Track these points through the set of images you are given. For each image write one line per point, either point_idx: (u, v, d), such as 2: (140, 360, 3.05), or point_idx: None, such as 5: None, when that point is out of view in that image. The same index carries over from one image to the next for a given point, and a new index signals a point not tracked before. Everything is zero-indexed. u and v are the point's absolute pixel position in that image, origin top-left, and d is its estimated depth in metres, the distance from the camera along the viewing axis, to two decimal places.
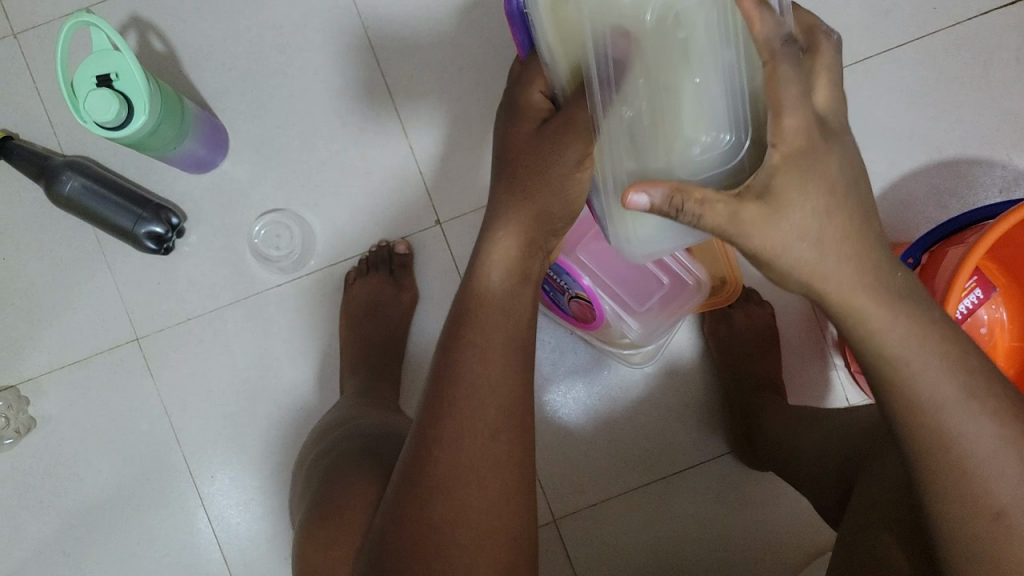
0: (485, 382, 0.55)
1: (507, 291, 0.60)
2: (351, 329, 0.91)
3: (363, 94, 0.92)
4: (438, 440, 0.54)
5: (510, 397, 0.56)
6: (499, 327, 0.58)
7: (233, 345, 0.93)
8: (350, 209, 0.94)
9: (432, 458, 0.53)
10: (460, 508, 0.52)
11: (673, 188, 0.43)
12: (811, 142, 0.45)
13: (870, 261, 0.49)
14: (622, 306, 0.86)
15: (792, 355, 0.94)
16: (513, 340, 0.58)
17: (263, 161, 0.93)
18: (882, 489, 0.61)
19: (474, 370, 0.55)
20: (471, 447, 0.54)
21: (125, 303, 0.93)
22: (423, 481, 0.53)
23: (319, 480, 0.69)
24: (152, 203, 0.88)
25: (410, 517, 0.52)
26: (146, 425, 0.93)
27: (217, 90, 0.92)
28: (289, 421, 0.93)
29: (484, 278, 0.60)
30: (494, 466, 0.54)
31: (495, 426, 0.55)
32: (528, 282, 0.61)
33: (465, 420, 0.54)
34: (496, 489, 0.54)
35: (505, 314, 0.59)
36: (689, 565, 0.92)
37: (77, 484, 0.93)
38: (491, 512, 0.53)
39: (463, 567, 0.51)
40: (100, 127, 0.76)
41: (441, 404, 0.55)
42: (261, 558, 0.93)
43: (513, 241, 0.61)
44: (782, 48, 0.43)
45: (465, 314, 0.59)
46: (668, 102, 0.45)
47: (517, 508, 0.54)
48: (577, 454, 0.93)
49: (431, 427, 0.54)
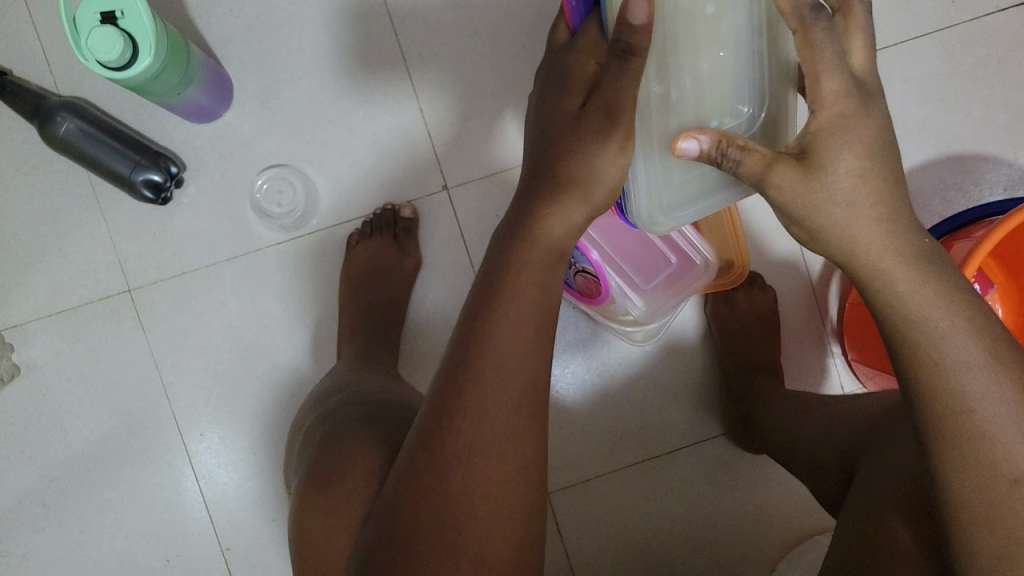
0: (511, 354, 0.54)
1: (541, 267, 0.57)
2: (352, 293, 0.89)
3: (374, 51, 0.90)
4: (461, 410, 0.52)
5: (532, 369, 0.55)
6: (529, 301, 0.56)
7: (229, 302, 0.91)
8: (355, 170, 0.91)
9: (453, 428, 0.52)
10: (478, 481, 0.51)
11: (716, 135, 0.52)
12: (853, 111, 0.50)
13: (906, 227, 0.51)
14: (629, 284, 0.85)
15: (791, 341, 0.94)
16: (538, 312, 0.56)
17: (267, 114, 0.90)
18: (883, 475, 0.58)
19: (504, 341, 0.54)
20: (495, 420, 0.52)
21: (118, 252, 0.90)
22: (440, 451, 0.51)
23: (317, 443, 0.67)
24: (152, 150, 0.86)
25: (427, 486, 0.51)
26: (135, 379, 0.91)
27: (223, 37, 0.89)
28: (283, 383, 0.91)
29: (519, 254, 0.57)
30: (515, 441, 0.53)
31: (519, 400, 0.53)
32: (562, 259, 0.59)
33: (490, 393, 0.52)
34: (515, 462, 0.53)
35: (538, 289, 0.56)
36: (676, 543, 0.93)
37: (61, 436, 0.91)
38: (509, 485, 0.52)
39: (478, 540, 0.50)
40: (101, 66, 0.73)
41: (465, 374, 0.53)
42: (248, 519, 0.91)
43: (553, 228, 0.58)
44: (810, 16, 0.49)
45: (493, 280, 0.56)
46: (698, 78, 0.55)
47: (533, 482, 0.53)
48: (572, 428, 0.93)
49: (453, 396, 0.53)
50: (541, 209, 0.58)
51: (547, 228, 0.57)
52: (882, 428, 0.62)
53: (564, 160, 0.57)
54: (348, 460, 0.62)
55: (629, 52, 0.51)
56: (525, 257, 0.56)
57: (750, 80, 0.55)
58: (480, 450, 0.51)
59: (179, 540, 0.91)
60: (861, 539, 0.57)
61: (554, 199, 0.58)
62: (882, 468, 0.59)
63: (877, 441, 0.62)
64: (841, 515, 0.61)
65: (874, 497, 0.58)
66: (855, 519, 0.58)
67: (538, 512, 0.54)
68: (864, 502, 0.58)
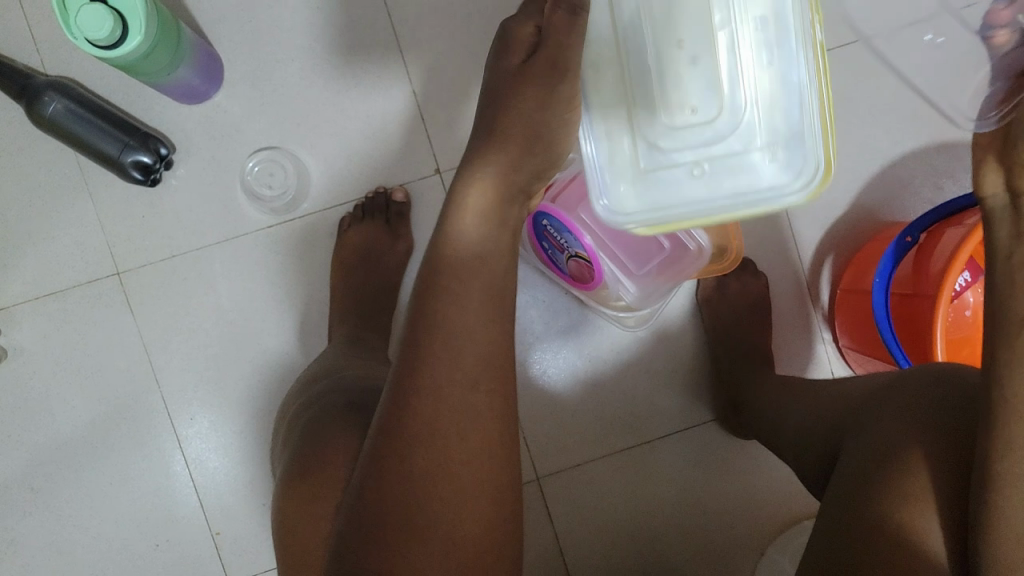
0: (466, 331, 0.53)
1: (480, 240, 0.56)
2: (343, 276, 0.89)
3: (365, 33, 0.89)
4: (416, 390, 0.51)
5: (490, 347, 0.53)
6: (480, 283, 0.55)
7: (219, 286, 0.90)
8: (345, 152, 0.91)
9: (409, 408, 0.51)
10: (441, 461, 0.50)
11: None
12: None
13: None
14: (621, 269, 0.84)
15: (780, 327, 0.95)
16: (495, 291, 0.55)
17: (257, 96, 0.89)
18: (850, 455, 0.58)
19: (453, 319, 0.53)
20: (450, 398, 0.51)
21: (107, 235, 0.89)
22: (399, 433, 0.51)
23: (303, 429, 0.67)
24: (140, 132, 0.85)
25: (393, 471, 0.50)
26: (124, 362, 0.90)
27: (213, 17, 0.88)
28: (273, 367, 0.91)
29: (490, 248, 0.56)
30: (475, 420, 0.51)
31: (474, 376, 0.52)
32: (505, 229, 0.58)
33: (443, 371, 0.51)
34: (476, 439, 0.51)
35: (483, 267, 0.55)
36: (665, 529, 0.93)
37: (49, 420, 0.90)
38: (473, 464, 0.51)
39: (446, 521, 0.49)
40: (91, 44, 0.72)
41: (420, 353, 0.52)
42: (239, 504, 0.91)
43: (484, 197, 0.57)
44: None
45: (438, 259, 0.55)
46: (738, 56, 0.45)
47: (500, 461, 0.52)
48: (562, 414, 0.93)
49: (408, 376, 0.52)
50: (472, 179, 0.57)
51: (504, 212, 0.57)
52: (868, 409, 0.60)
53: (544, 154, 0.57)
54: (340, 444, 0.62)
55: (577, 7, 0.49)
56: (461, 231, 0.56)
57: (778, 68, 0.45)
58: (440, 429, 0.50)
59: (168, 525, 0.91)
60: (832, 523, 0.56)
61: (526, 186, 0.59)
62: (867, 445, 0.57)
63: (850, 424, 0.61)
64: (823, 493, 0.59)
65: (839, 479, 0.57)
66: (836, 498, 0.56)
67: (511, 491, 0.53)
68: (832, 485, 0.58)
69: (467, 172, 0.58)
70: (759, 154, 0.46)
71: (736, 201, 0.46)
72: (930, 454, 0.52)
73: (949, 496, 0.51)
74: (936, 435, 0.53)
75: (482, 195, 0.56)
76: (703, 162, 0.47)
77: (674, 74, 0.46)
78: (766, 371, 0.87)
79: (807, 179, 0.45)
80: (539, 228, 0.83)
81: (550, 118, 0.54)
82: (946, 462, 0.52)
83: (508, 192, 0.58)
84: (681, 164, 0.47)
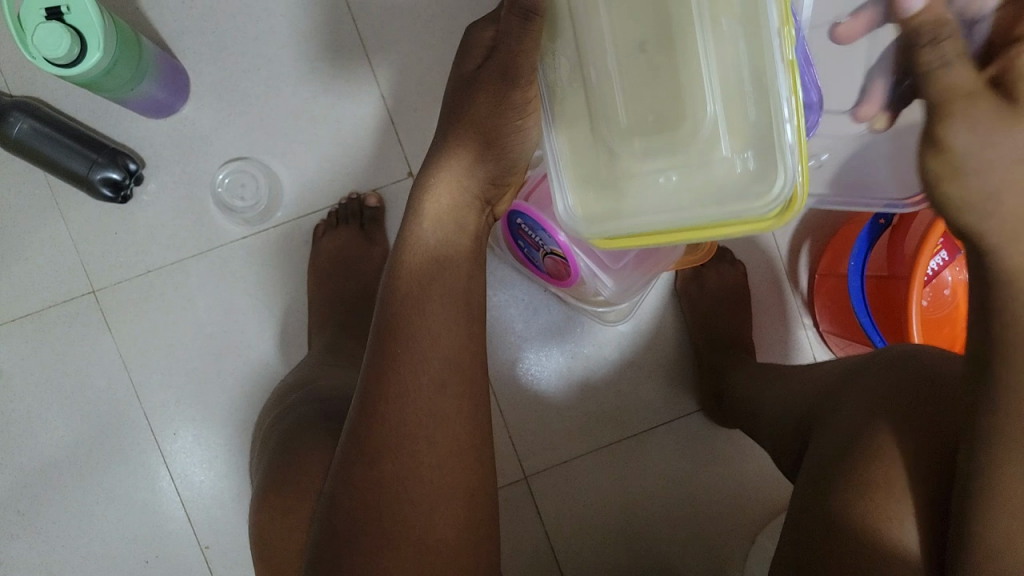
0: (430, 336, 0.53)
1: (438, 241, 0.57)
2: (320, 284, 0.88)
3: (331, 38, 0.88)
4: (384, 396, 0.51)
5: (456, 349, 0.53)
6: (443, 290, 0.55)
7: (196, 300, 0.90)
8: (317, 159, 0.90)
9: (379, 414, 0.51)
10: (413, 465, 0.50)
11: (937, 17, 0.42)
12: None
13: None
14: (598, 265, 0.81)
15: (759, 313, 0.95)
16: (458, 297, 0.55)
17: (226, 106, 0.89)
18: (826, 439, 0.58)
19: (416, 324, 0.53)
20: (418, 402, 0.51)
21: (81, 254, 0.89)
22: (370, 439, 0.51)
23: (280, 441, 0.67)
24: (108, 148, 0.84)
25: (362, 478, 0.50)
26: (104, 381, 0.90)
27: (176, 30, 0.88)
28: (255, 379, 0.90)
29: (450, 248, 0.57)
30: (445, 423, 0.51)
31: (441, 379, 0.52)
32: (465, 234, 0.58)
33: (410, 375, 0.52)
34: (448, 442, 0.51)
35: (444, 270, 0.56)
36: (655, 522, 0.93)
37: (32, 441, 0.90)
38: (445, 466, 0.51)
39: (421, 524, 0.49)
40: (50, 63, 0.72)
41: (386, 359, 0.52)
42: (227, 517, 0.91)
43: (446, 195, 0.57)
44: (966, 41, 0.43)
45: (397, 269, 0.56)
46: (692, 68, 0.45)
47: (472, 463, 0.52)
48: (547, 411, 0.93)
49: (375, 383, 0.52)
50: (436, 177, 0.58)
51: (463, 216, 0.58)
52: (837, 395, 0.61)
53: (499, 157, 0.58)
54: (318, 456, 0.62)
55: (530, 11, 0.48)
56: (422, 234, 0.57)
57: (725, 78, 0.45)
58: (409, 434, 0.51)
59: (157, 542, 0.91)
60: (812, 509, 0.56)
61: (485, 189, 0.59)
62: (836, 432, 0.57)
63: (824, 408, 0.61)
64: (797, 481, 0.59)
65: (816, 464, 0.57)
66: (810, 484, 0.56)
67: (486, 492, 0.53)
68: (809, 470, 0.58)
69: (432, 170, 0.59)
70: (725, 182, 0.47)
71: (705, 208, 0.48)
72: (900, 437, 0.53)
73: (924, 477, 0.51)
74: (906, 418, 0.53)
75: (442, 194, 0.57)
76: (678, 169, 0.48)
77: (652, 101, 0.47)
78: (745, 358, 0.87)
79: (767, 207, 0.46)
80: (514, 226, 0.82)
81: (503, 122, 0.55)
82: (920, 443, 0.52)
83: (468, 193, 0.58)
84: (653, 182, 0.49)
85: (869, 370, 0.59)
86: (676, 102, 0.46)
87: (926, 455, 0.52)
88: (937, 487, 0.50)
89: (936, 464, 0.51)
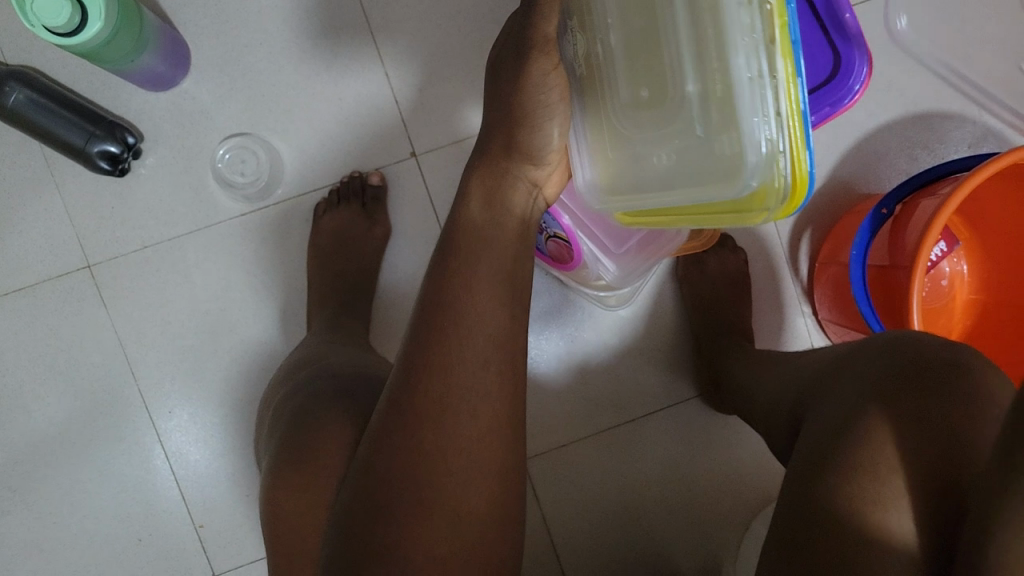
0: (475, 312, 0.53)
1: (483, 220, 0.58)
2: (321, 263, 0.88)
3: (336, 14, 0.87)
4: (430, 368, 0.51)
5: (499, 330, 0.54)
6: (489, 267, 0.56)
7: (193, 276, 0.89)
8: (319, 136, 0.89)
9: (422, 385, 0.51)
10: (451, 438, 0.50)
11: None
12: None
13: None
14: (601, 247, 0.80)
15: (760, 300, 0.95)
16: (504, 276, 0.56)
17: (226, 81, 0.87)
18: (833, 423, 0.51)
19: (466, 300, 0.54)
20: (463, 377, 0.51)
21: (76, 228, 0.88)
22: (411, 409, 0.51)
23: (287, 419, 0.66)
24: (106, 120, 0.83)
25: (400, 450, 0.50)
26: (99, 357, 0.89)
27: (177, 1, 0.86)
28: (253, 358, 0.90)
29: (495, 227, 0.58)
30: (485, 397, 0.51)
31: (485, 356, 0.52)
32: (509, 213, 0.59)
33: (455, 349, 0.52)
34: (487, 417, 0.51)
35: (490, 247, 0.57)
36: (653, 507, 0.93)
37: (24, 417, 0.88)
38: (483, 442, 0.51)
39: (456, 498, 0.49)
40: (49, 32, 0.71)
41: (434, 333, 0.53)
42: (223, 498, 0.90)
43: (484, 180, 0.60)
44: None
45: (449, 250, 0.57)
46: (671, 44, 0.46)
47: (508, 441, 0.52)
48: (547, 395, 0.93)
49: (419, 354, 0.52)
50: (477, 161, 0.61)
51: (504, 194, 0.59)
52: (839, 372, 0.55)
53: (529, 137, 0.58)
54: (322, 440, 0.61)
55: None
56: (466, 211, 0.59)
57: (696, 55, 0.44)
58: (452, 404, 0.50)
59: (152, 521, 0.90)
60: (810, 499, 0.49)
61: (527, 165, 0.60)
62: (823, 429, 0.52)
63: (826, 392, 0.55)
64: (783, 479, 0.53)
65: (819, 449, 0.50)
66: (801, 475, 0.51)
67: (518, 471, 0.53)
68: (808, 458, 0.51)
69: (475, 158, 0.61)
70: (713, 155, 0.46)
71: (695, 179, 0.49)
72: (891, 430, 0.47)
73: (924, 488, 0.45)
74: (903, 415, 0.47)
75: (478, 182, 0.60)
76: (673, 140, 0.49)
77: (643, 77, 0.50)
78: (745, 343, 0.87)
79: (736, 191, 0.45)
80: None
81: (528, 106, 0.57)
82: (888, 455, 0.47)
83: (506, 181, 0.60)
84: (654, 152, 0.52)
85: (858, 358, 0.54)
86: (663, 77, 0.48)
87: (920, 463, 0.45)
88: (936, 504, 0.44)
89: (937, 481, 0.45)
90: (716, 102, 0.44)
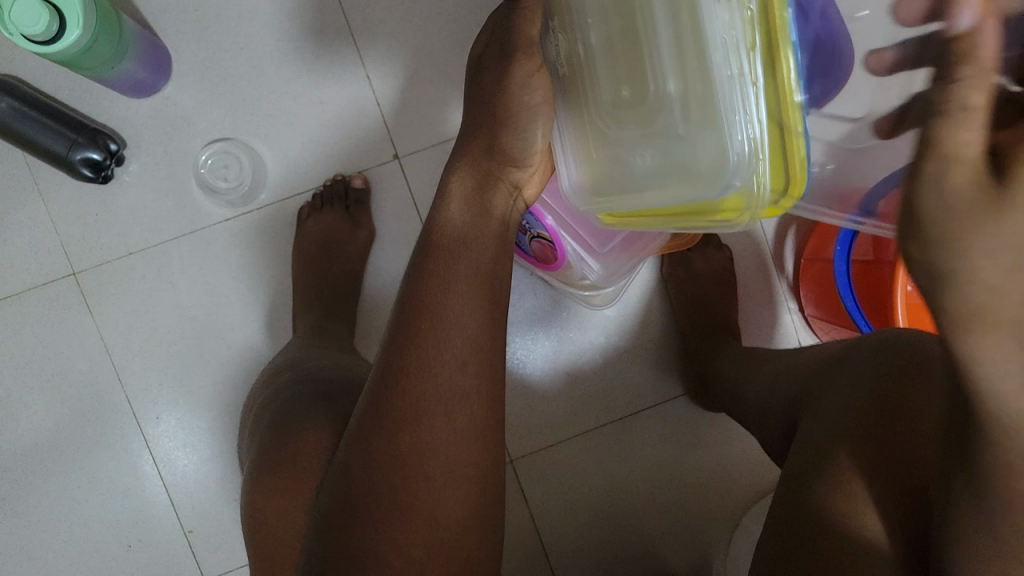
0: (452, 313, 0.53)
1: (465, 223, 0.57)
2: (305, 267, 0.88)
3: (317, 18, 0.87)
4: (406, 370, 0.51)
5: (475, 332, 0.53)
6: (468, 267, 0.55)
7: (179, 283, 0.89)
8: (302, 140, 0.89)
9: (399, 388, 0.51)
10: (427, 441, 0.50)
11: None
12: None
13: None
14: (585, 248, 0.80)
15: (746, 297, 0.95)
16: (484, 276, 0.56)
17: (208, 87, 0.87)
18: (825, 426, 0.54)
19: (442, 301, 0.53)
20: (440, 380, 0.51)
21: (60, 236, 0.88)
22: (388, 411, 0.51)
23: (269, 423, 0.66)
24: (88, 128, 0.83)
25: (376, 454, 0.50)
26: (86, 364, 0.89)
27: (158, 8, 0.86)
28: (239, 363, 0.90)
29: (475, 231, 0.57)
30: (461, 399, 0.51)
31: (463, 358, 0.52)
32: (489, 215, 0.58)
33: (431, 351, 0.52)
34: (464, 419, 0.51)
35: (471, 250, 0.56)
36: (641, 506, 0.93)
37: (12, 426, 0.89)
38: (459, 446, 0.50)
39: (431, 501, 0.49)
40: (27, 40, 0.71)
41: (410, 335, 0.53)
42: (211, 503, 0.90)
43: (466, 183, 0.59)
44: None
45: (427, 253, 0.56)
46: (652, 42, 0.44)
47: (486, 443, 0.52)
48: (533, 395, 0.93)
49: (397, 357, 0.52)
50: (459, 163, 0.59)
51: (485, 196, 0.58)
52: (827, 378, 0.59)
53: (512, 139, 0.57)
54: (301, 444, 0.61)
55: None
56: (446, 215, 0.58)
57: (677, 52, 0.43)
58: (428, 406, 0.50)
59: (141, 527, 0.90)
60: (801, 501, 0.52)
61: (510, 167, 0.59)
62: (816, 430, 0.55)
63: (819, 393, 0.59)
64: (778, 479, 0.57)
65: (810, 451, 0.54)
66: (794, 476, 0.54)
67: (495, 474, 0.52)
68: (801, 459, 0.55)
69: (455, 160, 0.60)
70: (691, 154, 0.45)
71: (676, 185, 0.47)
72: (869, 440, 0.51)
73: (895, 498, 0.49)
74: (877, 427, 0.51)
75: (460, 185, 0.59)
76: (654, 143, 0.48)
77: (624, 77, 0.48)
78: (733, 342, 0.87)
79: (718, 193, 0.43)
80: None
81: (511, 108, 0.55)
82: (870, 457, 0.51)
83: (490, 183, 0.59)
84: (634, 157, 0.50)
85: (848, 362, 0.57)
86: (643, 74, 0.46)
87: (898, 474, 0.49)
88: (904, 512, 0.48)
89: (902, 491, 0.49)
90: (698, 100, 0.43)
